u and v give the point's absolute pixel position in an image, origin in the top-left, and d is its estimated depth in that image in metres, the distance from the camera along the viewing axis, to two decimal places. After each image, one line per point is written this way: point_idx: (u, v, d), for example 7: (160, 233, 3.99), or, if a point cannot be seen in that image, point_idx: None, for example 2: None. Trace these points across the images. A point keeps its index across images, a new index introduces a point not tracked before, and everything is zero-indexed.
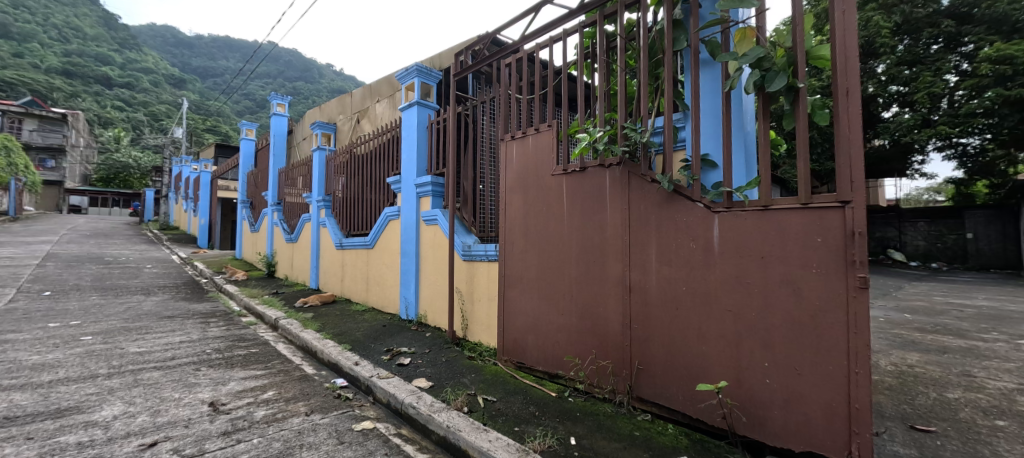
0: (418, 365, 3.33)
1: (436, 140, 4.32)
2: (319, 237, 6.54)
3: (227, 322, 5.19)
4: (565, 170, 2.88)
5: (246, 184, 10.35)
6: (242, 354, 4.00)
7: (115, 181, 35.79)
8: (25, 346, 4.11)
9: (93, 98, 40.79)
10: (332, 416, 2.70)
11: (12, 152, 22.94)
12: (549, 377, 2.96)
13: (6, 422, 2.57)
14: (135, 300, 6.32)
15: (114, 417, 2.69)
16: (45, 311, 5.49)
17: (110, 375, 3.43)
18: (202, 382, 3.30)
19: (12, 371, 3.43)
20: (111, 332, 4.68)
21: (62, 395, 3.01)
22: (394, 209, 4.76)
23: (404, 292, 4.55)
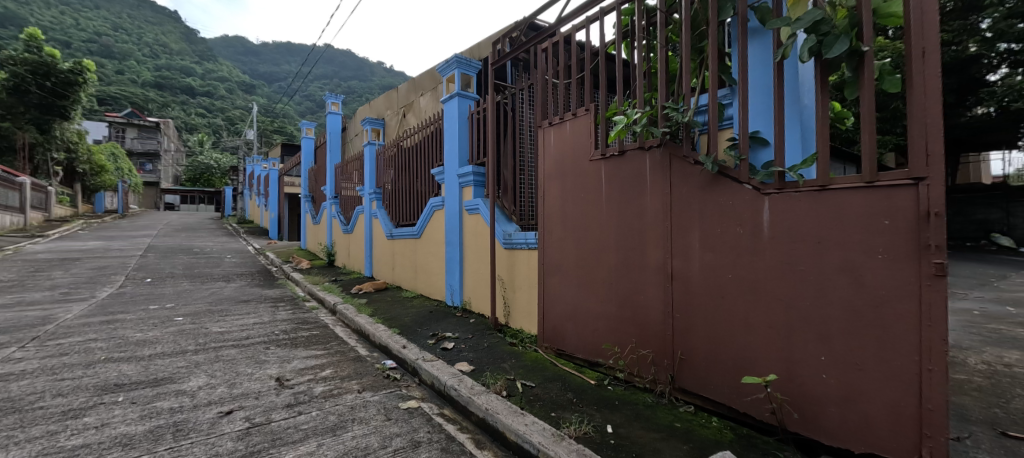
0: (461, 349, 3.42)
1: (476, 131, 4.36)
2: (371, 227, 6.89)
3: (293, 306, 5.67)
4: (603, 154, 2.80)
5: (308, 179, 11.11)
6: (305, 335, 4.35)
7: (201, 180, 40.10)
8: (132, 325, 4.77)
9: (181, 107, 45.76)
10: (381, 394, 2.87)
11: (119, 159, 26.65)
12: (588, 364, 2.94)
13: (116, 388, 3.01)
14: (217, 286, 7.09)
15: (200, 387, 3.05)
16: (146, 295, 6.33)
17: (197, 351, 3.88)
18: (271, 360, 3.64)
19: (121, 346, 4.00)
20: (198, 313, 5.30)
21: (160, 367, 3.47)
22: (438, 199, 4.89)
23: (449, 280, 4.70)
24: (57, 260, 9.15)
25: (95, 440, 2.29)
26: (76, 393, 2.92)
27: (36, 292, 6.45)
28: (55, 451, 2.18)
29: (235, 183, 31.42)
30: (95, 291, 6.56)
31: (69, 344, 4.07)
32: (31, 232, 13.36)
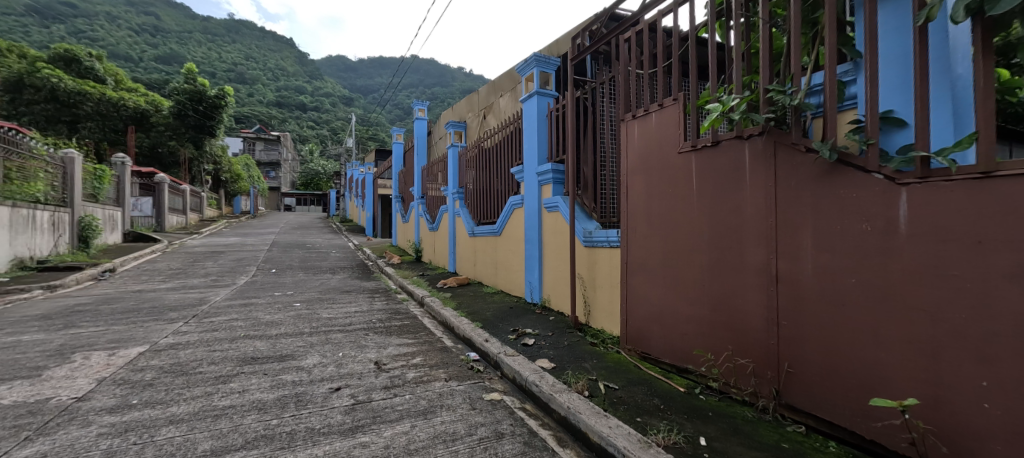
0: (541, 346, 3.42)
1: (555, 128, 4.32)
2: (454, 225, 7.22)
3: (387, 297, 6.16)
4: (694, 145, 2.59)
5: (398, 181, 11.99)
6: (398, 324, 4.70)
7: (311, 185, 45.44)
8: (262, 308, 5.58)
9: (296, 121, 52.27)
10: (466, 383, 2.98)
11: (251, 168, 31.25)
12: (676, 371, 2.75)
13: (254, 361, 3.68)
14: (325, 277, 7.97)
15: (314, 364, 3.54)
16: (271, 283, 7.35)
17: (311, 333, 4.42)
18: (370, 345, 3.99)
19: (254, 326, 4.75)
20: (311, 300, 6.02)
21: (285, 345, 4.03)
22: (518, 197, 4.95)
23: (528, 277, 4.73)
24: (209, 252, 11.05)
25: (238, 403, 2.90)
26: (224, 362, 3.64)
27: (194, 278, 7.86)
28: (212, 408, 2.83)
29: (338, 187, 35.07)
30: (235, 278, 7.81)
31: (217, 322, 4.94)
32: (192, 229, 16.39)
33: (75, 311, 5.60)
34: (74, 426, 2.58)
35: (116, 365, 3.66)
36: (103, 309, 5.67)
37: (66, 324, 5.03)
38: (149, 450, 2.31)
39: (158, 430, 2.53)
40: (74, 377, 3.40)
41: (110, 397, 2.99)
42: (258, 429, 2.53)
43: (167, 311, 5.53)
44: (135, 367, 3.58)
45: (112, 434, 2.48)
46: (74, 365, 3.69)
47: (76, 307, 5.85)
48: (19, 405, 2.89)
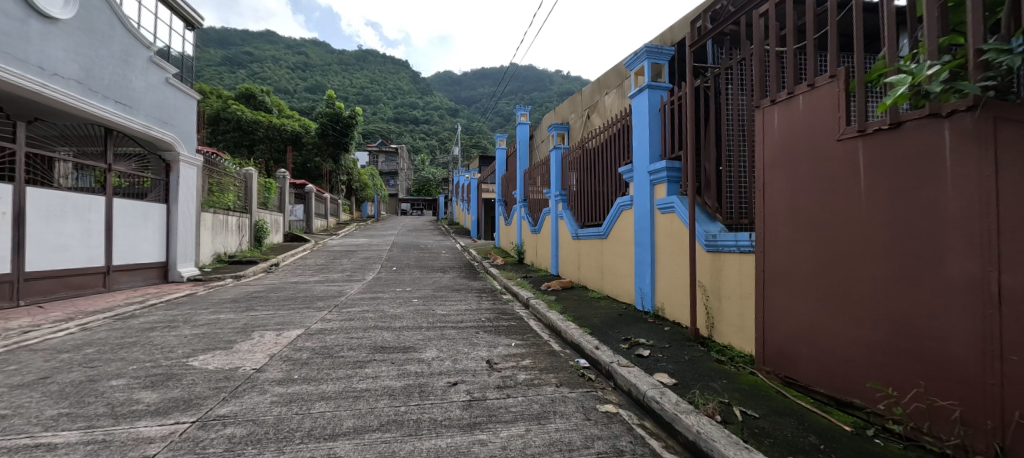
0: (659, 359, 3.16)
1: (669, 122, 4.01)
2: (557, 228, 7.17)
3: (494, 297, 6.34)
4: (862, 130, 2.13)
5: (501, 185, 12.42)
6: (506, 325, 4.78)
7: (424, 191, 49.59)
8: (387, 302, 6.18)
9: (410, 134, 57.59)
10: (578, 391, 2.88)
11: (375, 177, 35.28)
12: (836, 404, 2.28)
13: (384, 349, 4.13)
14: (438, 276, 8.55)
15: (433, 357, 3.80)
16: (393, 280, 8.13)
17: (428, 328, 4.75)
18: (481, 343, 4.12)
19: (381, 317, 5.33)
20: (427, 297, 6.49)
21: (407, 339, 4.41)
22: (626, 198, 4.72)
23: (639, 283, 4.46)
24: (345, 251, 12.69)
25: (373, 388, 3.24)
26: (359, 349, 4.18)
27: (334, 273, 9.07)
28: (352, 390, 3.22)
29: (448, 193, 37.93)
30: (364, 274, 8.82)
31: (353, 312, 5.65)
32: (331, 229, 20.03)
33: (253, 296, 6.86)
34: (254, 392, 3.26)
35: (280, 344, 4.43)
36: (271, 296, 6.84)
37: (247, 306, 6.20)
38: (307, 421, 2.75)
39: (312, 405, 3.00)
40: (253, 351, 4.25)
41: (279, 371, 3.71)
42: (390, 413, 2.76)
43: (315, 301, 6.44)
44: (294, 347, 4.32)
45: (279, 403, 3.06)
46: (255, 341, 4.57)
47: (253, 293, 7.17)
48: (220, 370, 3.75)
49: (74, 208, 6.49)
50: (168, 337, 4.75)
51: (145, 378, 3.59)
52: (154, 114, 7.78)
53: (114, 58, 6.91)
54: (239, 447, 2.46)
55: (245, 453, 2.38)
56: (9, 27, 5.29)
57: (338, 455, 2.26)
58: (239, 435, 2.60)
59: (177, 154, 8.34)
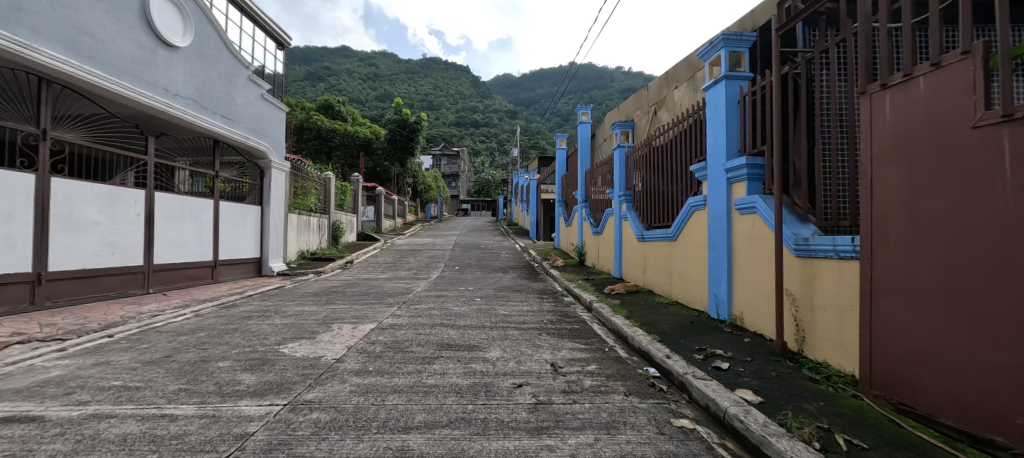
0: (740, 373, 2.94)
1: (750, 115, 3.73)
2: (620, 229, 6.98)
3: (555, 299, 6.31)
4: (1004, 113, 1.78)
5: (561, 185, 12.36)
6: (569, 328, 4.73)
7: (483, 192, 50.72)
8: (452, 300, 6.40)
9: (470, 137, 59.16)
10: (649, 402, 2.76)
11: (439, 179, 36.73)
12: (969, 440, 1.91)
13: (451, 346, 4.27)
14: (498, 276, 8.70)
15: (497, 357, 3.86)
16: (456, 279, 8.39)
17: (492, 327, 4.84)
18: (545, 345, 4.11)
19: (446, 315, 5.52)
20: (489, 297, 6.62)
21: (472, 337, 4.53)
22: (699, 198, 4.48)
23: (714, 289, 4.19)
24: (411, 250, 13.30)
25: (441, 384, 3.35)
26: (427, 345, 4.35)
27: (402, 271, 9.55)
28: (422, 385, 3.36)
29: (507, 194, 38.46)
30: (430, 273, 9.18)
31: (421, 309, 5.91)
32: (398, 229, 21.20)
33: (331, 291, 7.42)
34: (335, 381, 3.51)
35: (356, 337, 4.74)
36: (347, 291, 7.35)
37: (328, 300, 6.71)
38: (382, 411, 2.91)
39: (386, 397, 3.17)
40: (333, 342, 4.58)
41: (356, 362, 3.97)
42: (458, 411, 2.84)
43: (386, 297, 6.83)
44: (369, 340, 4.59)
45: (357, 393, 3.26)
46: (335, 332, 4.94)
47: (332, 288, 7.76)
48: (306, 358, 4.09)
49: (189, 210, 7.44)
50: (262, 326, 5.27)
51: (245, 361, 4.02)
52: (251, 126, 8.71)
53: (220, 78, 7.82)
54: (324, 431, 2.66)
55: (330, 438, 2.57)
56: (142, 56, 6.18)
57: (412, 447, 2.36)
58: (324, 420, 2.82)
59: (269, 162, 9.24)
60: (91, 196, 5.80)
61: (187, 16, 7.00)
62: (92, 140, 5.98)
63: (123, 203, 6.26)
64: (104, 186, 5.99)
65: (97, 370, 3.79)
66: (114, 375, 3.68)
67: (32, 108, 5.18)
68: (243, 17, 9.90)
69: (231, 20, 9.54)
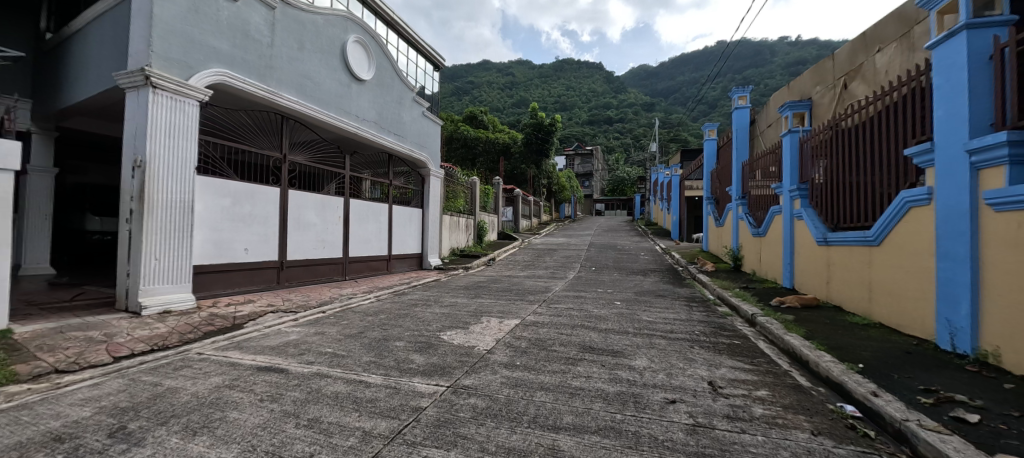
0: (998, 432, 2.20)
1: (1014, 75, 2.82)
2: (793, 231, 6.00)
3: (707, 309, 5.73)
4: None
5: (711, 180, 11.28)
6: (727, 343, 4.23)
7: (618, 191, 49.23)
8: (591, 302, 6.36)
9: (603, 134, 58.06)
10: (848, 449, 2.26)
11: (572, 180, 36.96)
12: None
13: (594, 350, 4.21)
14: (638, 279, 8.32)
15: (645, 366, 3.67)
16: (594, 280, 8.32)
17: (635, 334, 4.66)
18: (700, 360, 3.75)
19: (587, 317, 5.51)
20: (630, 300, 6.39)
21: (614, 342, 4.42)
22: (919, 192, 3.57)
23: (948, 312, 3.27)
24: (547, 249, 13.65)
25: (588, 387, 3.32)
26: (571, 345, 4.39)
27: (539, 269, 9.86)
28: (568, 385, 3.38)
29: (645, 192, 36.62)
30: (567, 273, 9.28)
31: (560, 309, 6.00)
32: (535, 229, 21.99)
33: (478, 286, 8.06)
34: (487, 371, 3.78)
35: (503, 331, 5.05)
36: (492, 287, 7.89)
37: (476, 294, 7.30)
38: (531, 407, 3.01)
39: (534, 392, 3.28)
40: (484, 334, 4.96)
41: (505, 355, 4.21)
42: (606, 418, 2.77)
43: (527, 294, 7.13)
44: (514, 335, 4.84)
45: (508, 385, 3.45)
46: (485, 325, 5.35)
47: (479, 283, 8.43)
48: (462, 346, 4.51)
49: (372, 213, 8.91)
50: (425, 313, 6.02)
51: (415, 343, 4.63)
52: (415, 140, 10.05)
53: (394, 102, 9.22)
54: (482, 417, 2.88)
55: (486, 425, 2.77)
56: (340, 89, 7.68)
57: (561, 449, 2.39)
58: (480, 407, 3.05)
59: (428, 170, 10.52)
60: (310, 203, 7.37)
61: (371, 53, 8.40)
62: (313, 161, 7.53)
63: (331, 208, 7.83)
64: (318, 196, 7.56)
65: (314, 338, 4.83)
66: (325, 344, 4.63)
67: (279, 139, 6.83)
68: (409, 48, 11.48)
69: (402, 52, 11.14)
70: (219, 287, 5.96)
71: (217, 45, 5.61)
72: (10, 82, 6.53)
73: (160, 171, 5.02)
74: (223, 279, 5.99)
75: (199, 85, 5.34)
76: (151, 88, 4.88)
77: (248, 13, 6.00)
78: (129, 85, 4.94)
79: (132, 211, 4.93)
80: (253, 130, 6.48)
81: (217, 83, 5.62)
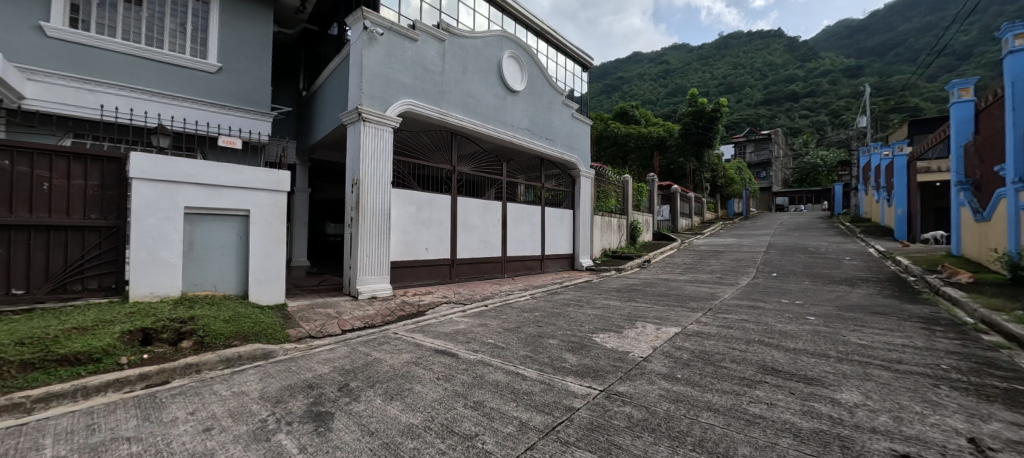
0: None
1: None
2: None
3: (960, 336, 4.32)
4: None
5: (963, 157, 8.51)
6: (1000, 387, 3.14)
7: (807, 181, 40.73)
8: (774, 315, 5.48)
9: (785, 114, 49.09)
10: None
11: (744, 171, 32.19)
12: None
13: (778, 372, 3.62)
14: (843, 291, 6.79)
15: (855, 403, 3.00)
16: (777, 289, 7.14)
17: (841, 359, 3.87)
18: (950, 406, 2.90)
19: (768, 333, 4.73)
20: (831, 317, 5.30)
21: (808, 365, 3.75)
22: None
23: None
24: (712, 251, 12.23)
25: (771, 418, 2.83)
26: (746, 364, 3.84)
27: (704, 273, 8.92)
28: (743, 410, 2.95)
29: (847, 180, 29.54)
30: (739, 279, 8.14)
31: (732, 320, 5.33)
32: (696, 228, 19.81)
33: (632, 289, 7.74)
34: (644, 380, 3.59)
35: (661, 338, 4.72)
36: (648, 290, 7.50)
37: (630, 297, 7.05)
38: (697, 428, 2.74)
39: (700, 412, 2.96)
40: (639, 340, 4.73)
41: (663, 365, 3.92)
42: None
43: (690, 301, 6.53)
44: (674, 345, 4.48)
45: (668, 399, 3.20)
46: (640, 330, 5.11)
47: (632, 286, 8.08)
48: (616, 351, 4.40)
49: (526, 215, 9.44)
50: (578, 314, 6.06)
51: (569, 343, 4.72)
52: (566, 142, 10.28)
53: (545, 108, 9.61)
54: (639, 429, 2.75)
55: (644, 438, 2.64)
56: (498, 102, 8.37)
57: None
58: (636, 418, 2.91)
59: (579, 171, 10.63)
60: (475, 208, 8.23)
61: (524, 64, 8.93)
62: (477, 170, 8.38)
63: (492, 212, 8.60)
64: (481, 201, 8.36)
65: (479, 329, 5.37)
66: (488, 335, 5.10)
67: (452, 154, 7.83)
68: (558, 53, 11.78)
69: (552, 58, 11.50)
70: (409, 280, 7.16)
71: (404, 80, 6.74)
72: (284, 129, 9.09)
73: (369, 185, 6.32)
74: (411, 273, 7.18)
75: (393, 115, 6.53)
76: (362, 121, 6.19)
77: (426, 48, 7.05)
78: (349, 121, 6.37)
79: (351, 218, 6.34)
80: (432, 148, 7.59)
81: (405, 111, 6.77)
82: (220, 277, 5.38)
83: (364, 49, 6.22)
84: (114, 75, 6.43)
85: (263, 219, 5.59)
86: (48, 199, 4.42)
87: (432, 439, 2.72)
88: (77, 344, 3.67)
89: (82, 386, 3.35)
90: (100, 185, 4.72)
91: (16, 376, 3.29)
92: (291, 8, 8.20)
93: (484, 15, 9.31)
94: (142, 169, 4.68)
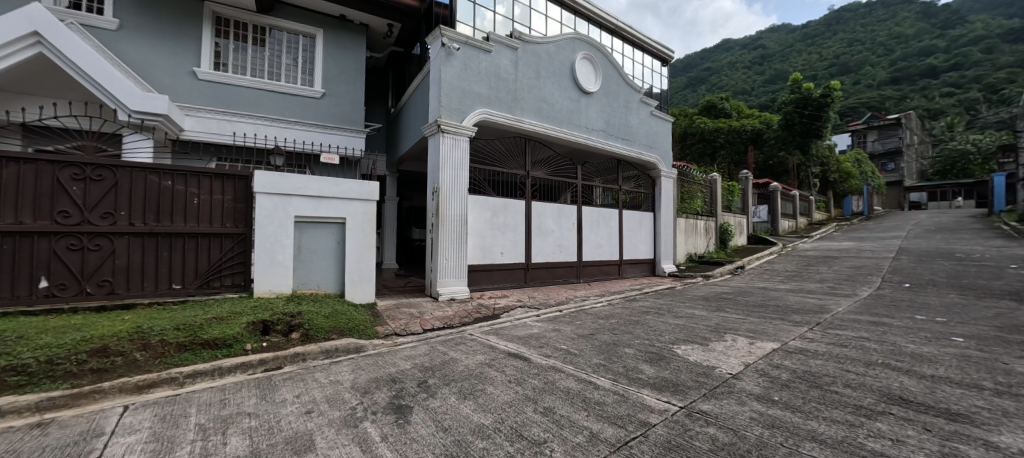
0: None
1: None
2: None
3: None
4: None
5: None
6: None
7: (953, 172, 33.13)
8: (902, 333, 4.63)
9: (922, 94, 41.33)
10: None
11: (866, 163, 27.67)
12: None
13: (906, 403, 3.04)
14: (1005, 307, 5.48)
15: (1021, 450, 2.41)
16: (910, 302, 6.00)
17: (1000, 393, 3.13)
18: None
19: (895, 355, 3.99)
20: (986, 339, 4.31)
21: (950, 397, 3.10)
22: None
23: None
24: (823, 257, 10.69)
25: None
26: (864, 390, 3.28)
27: (812, 282, 7.84)
28: (858, 445, 2.53)
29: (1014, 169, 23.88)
30: (856, 289, 7.00)
31: (844, 337, 4.60)
32: (800, 231, 17.00)
33: (722, 297, 7.09)
34: (732, 399, 3.26)
35: (754, 354, 4.25)
36: (740, 299, 6.81)
37: (719, 306, 6.48)
38: None
39: (800, 442, 2.60)
40: (727, 354, 4.30)
41: (755, 385, 3.52)
42: None
43: (791, 313, 5.79)
44: (771, 362, 4.00)
45: (761, 423, 2.86)
46: (728, 343, 4.65)
47: (722, 294, 7.40)
48: (700, 365, 4.06)
49: (604, 218, 9.19)
50: (658, 323, 5.72)
51: (646, 353, 4.47)
52: (645, 141, 9.83)
53: (621, 107, 9.28)
54: (724, 454, 2.51)
55: None
56: (572, 105, 8.30)
57: None
58: (723, 441, 2.65)
59: (660, 171, 10.08)
60: (551, 212, 8.22)
61: (598, 64, 8.74)
62: (552, 174, 8.37)
63: (568, 216, 8.52)
64: (556, 205, 8.33)
65: (552, 334, 5.34)
66: (562, 341, 5.05)
67: (527, 159, 7.93)
68: (635, 50, 11.31)
69: (628, 56, 11.08)
70: (485, 283, 7.38)
71: (480, 90, 7.01)
72: (376, 144, 10.03)
73: (448, 193, 6.66)
74: (487, 277, 7.40)
75: (470, 125, 6.83)
76: (442, 132, 6.57)
77: (500, 58, 7.26)
78: (430, 133, 6.79)
79: (433, 224, 6.74)
80: (508, 154, 7.77)
81: (481, 120, 7.03)
82: (323, 277, 6.07)
83: (442, 65, 6.60)
84: (246, 106, 7.67)
85: (357, 225, 6.19)
86: (197, 211, 5.39)
87: (501, 441, 2.77)
88: (215, 331, 4.40)
89: (218, 367, 4.01)
90: (233, 198, 5.63)
91: (174, 355, 4.05)
92: (380, 34, 9.09)
93: (557, 19, 9.30)
94: (263, 185, 5.50)
